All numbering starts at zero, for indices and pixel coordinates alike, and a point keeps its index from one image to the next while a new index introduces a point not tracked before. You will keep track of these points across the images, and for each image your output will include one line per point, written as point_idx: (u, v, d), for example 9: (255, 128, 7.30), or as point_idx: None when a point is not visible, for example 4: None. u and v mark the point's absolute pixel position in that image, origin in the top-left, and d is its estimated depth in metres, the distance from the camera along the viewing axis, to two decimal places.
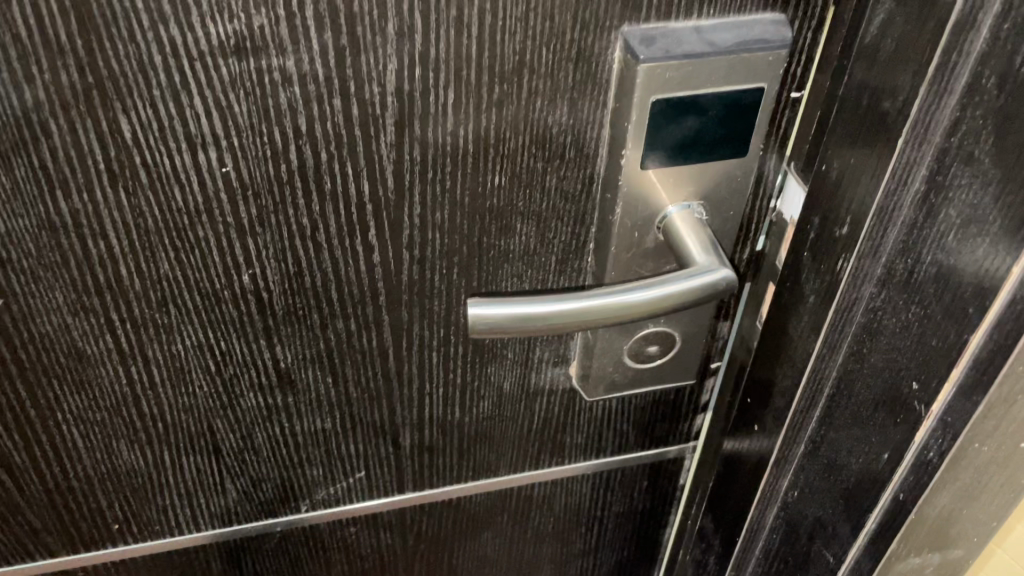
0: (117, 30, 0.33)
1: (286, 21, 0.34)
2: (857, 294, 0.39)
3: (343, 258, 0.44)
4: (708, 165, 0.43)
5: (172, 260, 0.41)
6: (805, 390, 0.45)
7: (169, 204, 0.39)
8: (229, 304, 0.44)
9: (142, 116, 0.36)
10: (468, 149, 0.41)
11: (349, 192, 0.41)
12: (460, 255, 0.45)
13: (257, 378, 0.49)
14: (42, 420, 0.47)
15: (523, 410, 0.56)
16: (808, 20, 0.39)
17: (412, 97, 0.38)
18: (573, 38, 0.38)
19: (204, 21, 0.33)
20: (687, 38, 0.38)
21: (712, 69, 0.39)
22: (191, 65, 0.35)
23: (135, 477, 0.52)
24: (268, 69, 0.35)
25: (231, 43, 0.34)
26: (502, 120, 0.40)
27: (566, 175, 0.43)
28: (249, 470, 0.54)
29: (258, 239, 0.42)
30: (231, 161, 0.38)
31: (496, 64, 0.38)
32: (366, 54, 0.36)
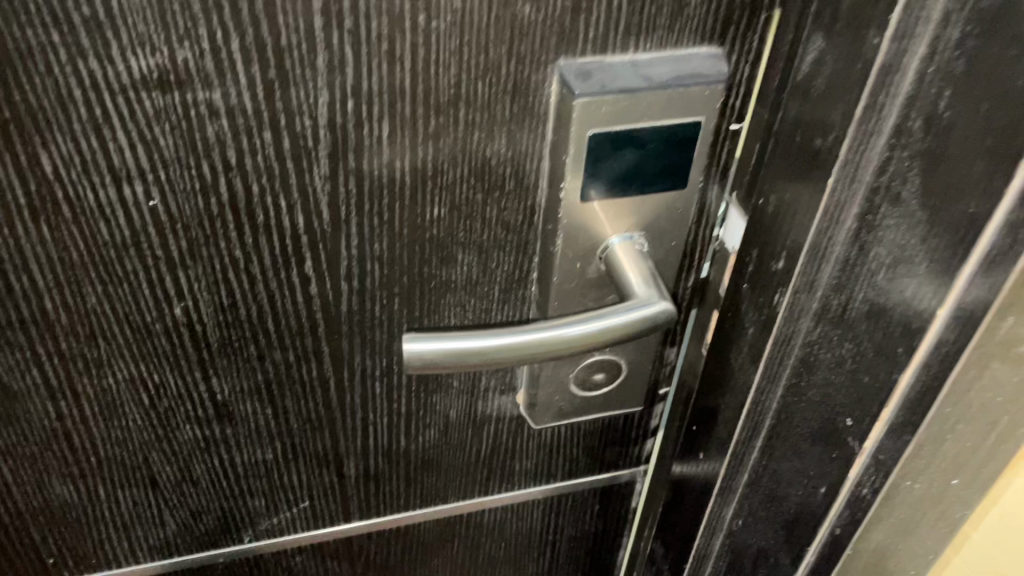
0: (33, 63, 0.32)
1: (211, 55, 0.33)
2: (792, 329, 0.39)
3: (278, 290, 0.43)
4: (648, 196, 0.43)
5: (100, 294, 0.40)
6: (746, 422, 0.45)
7: (94, 238, 0.38)
8: (161, 337, 0.43)
9: (62, 150, 0.35)
10: (405, 181, 0.40)
11: (283, 223, 0.40)
12: (400, 286, 0.45)
13: (193, 411, 0.47)
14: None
15: (471, 438, 0.56)
16: (745, 54, 0.39)
17: (345, 129, 0.37)
18: (509, 71, 0.37)
19: (125, 54, 0.33)
20: (623, 73, 0.38)
21: (649, 103, 0.39)
22: (113, 98, 0.34)
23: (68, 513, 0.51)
24: (194, 102, 0.35)
25: (154, 75, 0.33)
26: (439, 152, 0.39)
27: (506, 206, 0.42)
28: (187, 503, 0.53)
29: (189, 271, 0.41)
30: (158, 194, 0.37)
31: (431, 97, 0.37)
32: (296, 87, 0.35)
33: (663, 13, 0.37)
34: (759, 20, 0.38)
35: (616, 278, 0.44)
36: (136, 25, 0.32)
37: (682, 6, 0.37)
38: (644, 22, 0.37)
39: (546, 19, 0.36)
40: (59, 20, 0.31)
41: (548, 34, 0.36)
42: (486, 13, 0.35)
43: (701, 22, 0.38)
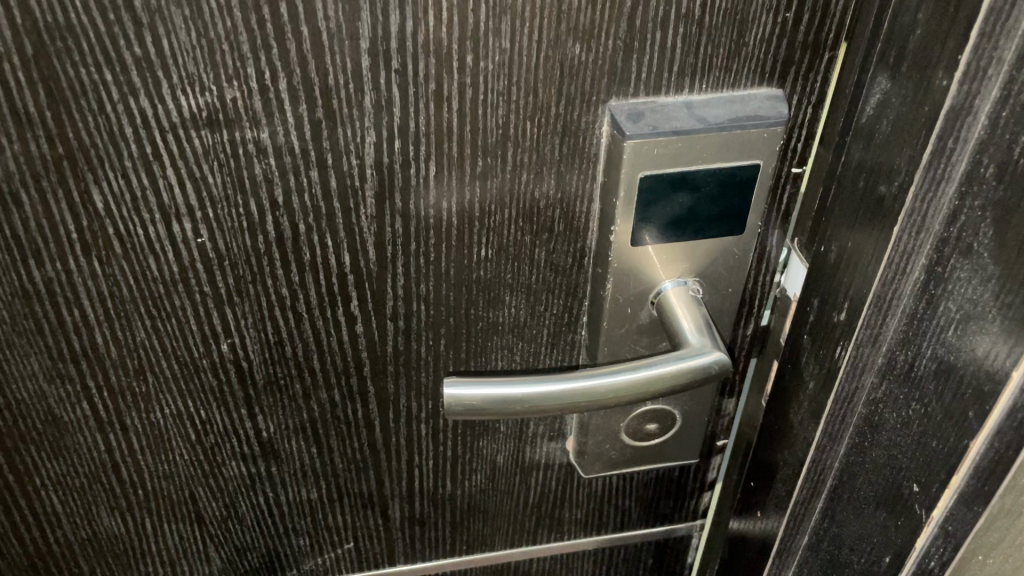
0: (87, 102, 0.32)
1: (259, 94, 0.33)
2: (856, 384, 0.37)
3: (325, 329, 0.43)
4: (703, 240, 0.41)
5: (149, 329, 0.40)
6: (804, 484, 0.42)
7: (144, 273, 0.38)
8: (209, 373, 0.43)
9: (113, 187, 0.35)
10: (452, 222, 0.39)
11: (330, 262, 0.40)
12: (447, 326, 0.44)
13: (239, 448, 0.47)
14: (19, 486, 0.46)
15: (519, 484, 0.54)
16: (807, 95, 0.38)
17: (392, 168, 0.37)
18: (558, 112, 0.36)
19: (175, 93, 0.33)
20: (677, 114, 0.37)
21: (704, 145, 0.37)
22: (163, 136, 0.34)
23: (116, 543, 0.51)
24: (242, 140, 0.35)
25: (203, 115, 0.34)
26: (487, 192, 0.39)
27: (555, 248, 0.41)
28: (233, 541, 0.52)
29: (236, 308, 0.41)
30: (206, 231, 0.37)
31: (479, 137, 0.37)
32: (344, 127, 0.35)
33: (720, 53, 0.36)
34: (822, 59, 0.37)
35: (668, 323, 0.43)
36: (186, 65, 0.32)
37: (740, 46, 0.36)
38: (700, 62, 0.36)
39: (597, 59, 0.35)
40: (112, 59, 0.32)
41: (599, 74, 0.36)
42: (536, 53, 0.34)
43: (760, 63, 0.36)
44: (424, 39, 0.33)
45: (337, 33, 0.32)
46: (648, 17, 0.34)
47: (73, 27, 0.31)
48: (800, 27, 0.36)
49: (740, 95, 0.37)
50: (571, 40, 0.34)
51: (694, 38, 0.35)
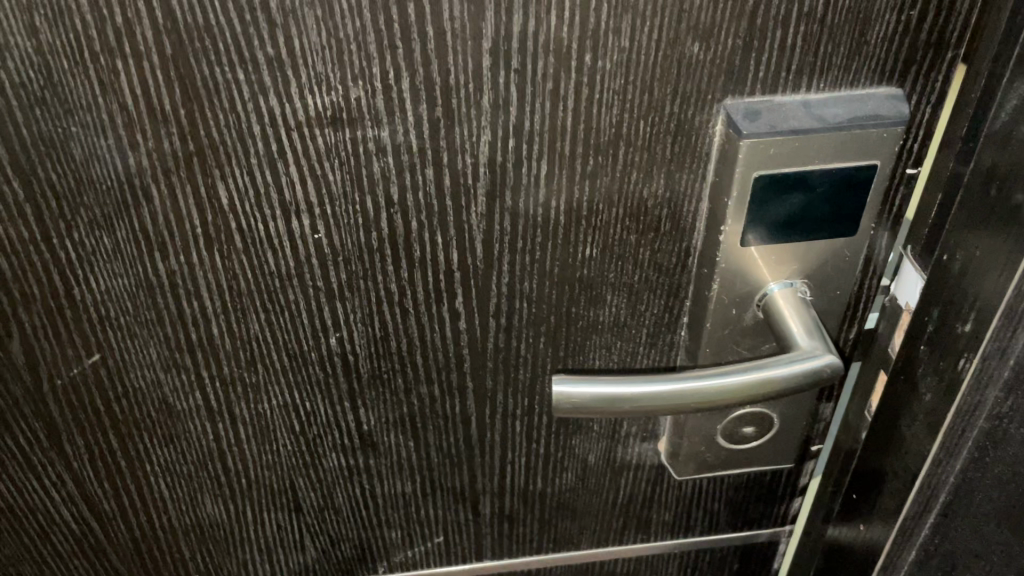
0: (219, 101, 0.33)
1: (382, 94, 0.34)
2: (980, 398, 0.37)
3: (429, 325, 0.43)
4: (814, 242, 0.40)
5: (263, 321, 0.42)
6: (915, 499, 0.42)
7: (261, 267, 0.39)
8: (316, 365, 0.44)
9: (239, 183, 0.36)
10: (560, 220, 0.40)
11: (438, 259, 0.41)
12: (547, 324, 0.44)
13: (340, 440, 0.48)
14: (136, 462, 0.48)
15: (609, 483, 0.54)
16: (927, 95, 0.37)
17: (504, 168, 0.37)
18: (673, 111, 0.36)
19: (303, 92, 0.34)
20: (795, 113, 0.36)
21: (823, 145, 0.37)
22: (288, 133, 0.35)
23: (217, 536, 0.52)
24: (363, 139, 0.35)
25: (327, 113, 0.34)
26: (596, 192, 0.39)
27: (660, 248, 0.41)
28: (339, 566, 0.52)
29: (346, 303, 0.42)
30: (323, 227, 0.38)
31: (592, 136, 0.37)
32: (461, 126, 0.36)
33: (840, 51, 0.35)
34: (945, 58, 0.36)
35: (775, 326, 0.42)
36: (314, 65, 0.33)
37: (861, 45, 0.35)
38: (820, 61, 0.36)
39: (715, 58, 0.35)
40: (245, 59, 0.32)
41: (715, 74, 0.35)
42: (654, 52, 0.34)
43: (880, 62, 0.36)
44: (545, 40, 0.33)
45: (461, 33, 0.33)
46: (768, 16, 0.34)
47: (211, 28, 0.32)
48: (925, 26, 0.35)
49: (860, 96, 0.37)
50: (691, 39, 0.34)
51: (815, 37, 0.35)
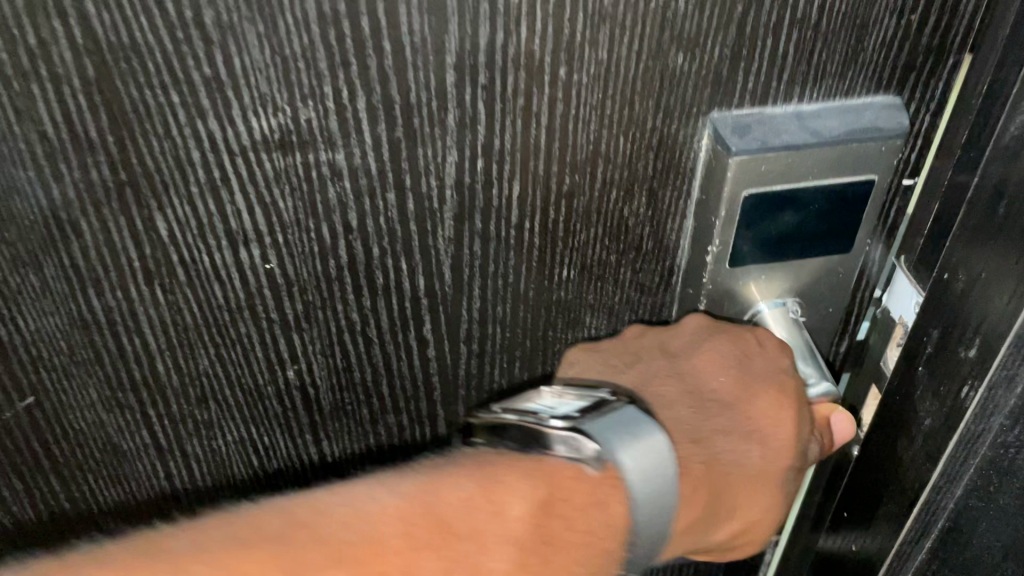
0: (152, 126, 0.30)
1: (335, 114, 0.31)
2: (983, 428, 0.34)
3: (395, 353, 0.40)
4: (807, 260, 0.38)
5: (213, 357, 0.38)
6: (911, 526, 0.39)
7: (209, 301, 0.36)
8: (273, 399, 0.41)
9: (179, 213, 0.33)
10: (535, 241, 0.37)
11: (403, 286, 0.37)
12: (522, 347, 0.41)
13: (302, 474, 0.45)
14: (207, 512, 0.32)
15: None
16: (925, 103, 0.35)
17: (473, 189, 0.34)
18: (655, 126, 0.33)
19: (247, 114, 0.30)
20: (787, 127, 0.33)
21: (817, 160, 0.34)
22: (231, 159, 0.31)
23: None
24: (315, 163, 0.32)
25: (275, 137, 0.31)
26: (573, 212, 0.36)
27: (642, 268, 0.39)
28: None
29: (304, 334, 0.38)
30: (275, 256, 0.35)
31: (568, 154, 0.34)
32: (424, 146, 0.32)
33: (835, 59, 0.33)
34: (945, 64, 0.33)
35: None
36: (258, 84, 0.29)
37: (857, 52, 0.33)
38: (812, 70, 0.33)
39: (701, 69, 0.32)
40: (179, 80, 0.29)
41: (700, 86, 0.32)
42: (635, 64, 0.31)
43: (877, 69, 0.33)
44: (515, 53, 0.30)
45: (421, 47, 0.30)
46: (759, 23, 0.31)
47: (138, 47, 0.28)
48: (925, 31, 0.32)
49: (854, 107, 0.34)
50: (675, 49, 0.31)
51: (808, 45, 0.32)
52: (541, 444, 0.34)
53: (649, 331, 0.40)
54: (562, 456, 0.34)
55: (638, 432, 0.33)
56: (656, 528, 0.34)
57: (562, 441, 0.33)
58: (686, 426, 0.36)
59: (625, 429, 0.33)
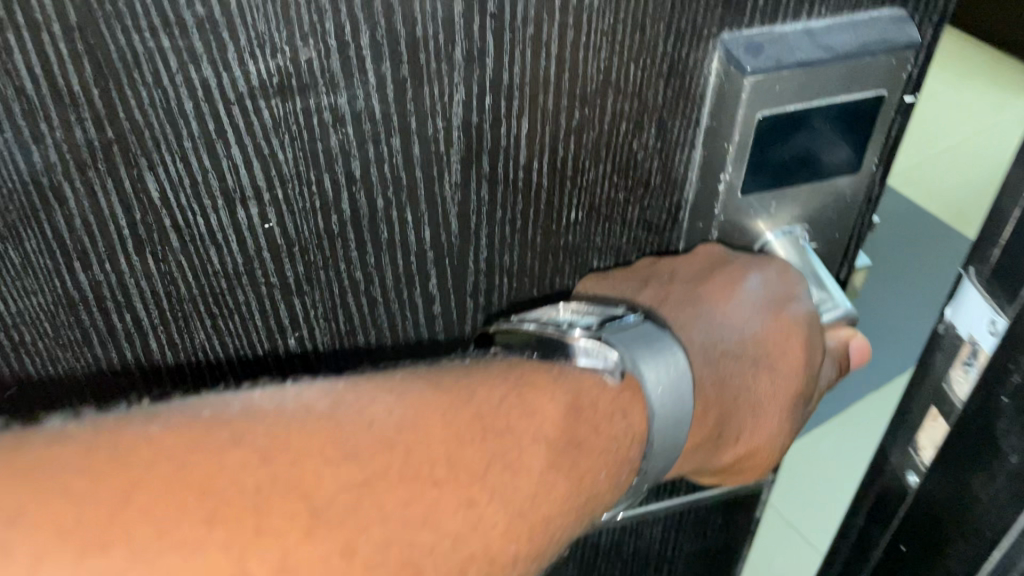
0: (141, 76, 0.27)
1: (338, 53, 0.29)
2: None
3: (399, 313, 0.39)
4: (817, 184, 0.37)
5: (209, 330, 0.36)
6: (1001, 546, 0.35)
7: (204, 268, 0.34)
8: (273, 371, 0.39)
9: (172, 172, 0.30)
10: (543, 182, 0.35)
11: (408, 239, 0.36)
12: (530, 298, 0.40)
13: None
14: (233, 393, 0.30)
15: None
16: (930, 14, 0.34)
17: (481, 129, 0.33)
18: (666, 50, 0.32)
19: (243, 58, 0.28)
20: (799, 43, 0.33)
21: (830, 77, 0.33)
22: (227, 109, 0.29)
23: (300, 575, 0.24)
24: (317, 108, 0.30)
25: (274, 82, 0.29)
26: (582, 148, 0.35)
27: (650, 205, 0.38)
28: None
29: (305, 298, 0.36)
30: (275, 214, 0.33)
31: (578, 86, 0.32)
32: (430, 85, 0.31)
33: None
34: None
35: None
36: (255, 23, 0.27)
37: None
38: None
39: None
40: (169, 22, 0.26)
41: (712, 6, 0.31)
42: None
43: None
44: None
45: None
46: None
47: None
48: None
49: (868, 20, 0.33)
50: None
51: None
52: (566, 353, 0.34)
53: (660, 261, 0.39)
54: (585, 368, 0.33)
55: (660, 343, 0.34)
56: (675, 438, 0.33)
57: (586, 349, 0.33)
58: (711, 345, 0.36)
59: (647, 337, 0.34)
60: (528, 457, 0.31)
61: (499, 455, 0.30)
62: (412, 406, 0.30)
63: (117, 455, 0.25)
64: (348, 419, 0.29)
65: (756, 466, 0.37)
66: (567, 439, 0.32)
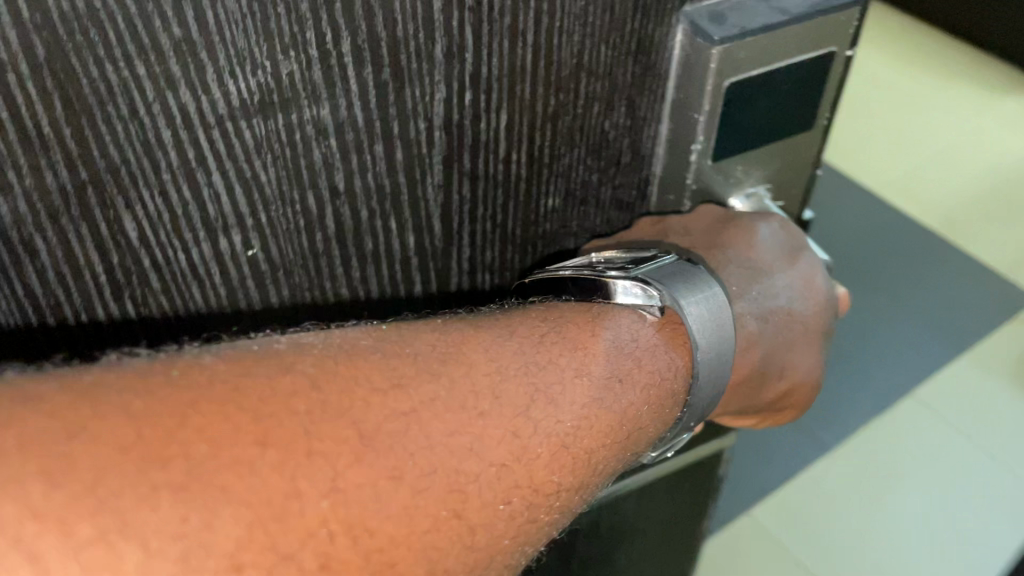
0: (116, 107, 0.25)
1: (320, 63, 0.28)
2: None
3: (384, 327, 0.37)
4: (777, 143, 0.39)
5: None
6: None
7: (186, 308, 0.31)
8: None
9: (150, 209, 0.28)
10: (521, 173, 0.35)
11: (393, 248, 0.35)
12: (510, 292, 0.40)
13: None
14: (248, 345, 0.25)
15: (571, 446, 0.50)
16: None
17: (461, 126, 0.32)
18: (633, 28, 0.33)
19: (223, 77, 0.26)
20: (759, 10, 0.34)
21: (790, 40, 0.34)
22: (208, 133, 0.27)
23: (351, 498, 0.22)
24: (299, 122, 0.29)
25: (255, 99, 0.27)
26: (557, 134, 0.35)
27: (621, 182, 0.38)
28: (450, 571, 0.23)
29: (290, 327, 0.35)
30: (258, 240, 0.31)
31: (552, 72, 0.32)
32: (412, 85, 0.30)
33: None
34: None
35: None
36: (235, 39, 0.26)
37: None
38: None
39: None
40: (145, 46, 0.25)
41: None
42: None
43: None
44: None
45: None
46: None
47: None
48: None
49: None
50: None
51: None
52: (603, 294, 0.33)
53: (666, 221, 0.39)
54: (630, 303, 0.33)
55: (696, 279, 0.33)
56: (721, 362, 0.33)
57: (624, 286, 0.33)
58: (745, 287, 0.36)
59: (681, 272, 0.34)
60: (575, 390, 0.29)
61: (539, 388, 0.28)
62: (456, 341, 0.28)
63: (192, 389, 0.22)
64: (416, 365, 0.26)
65: (792, 403, 0.38)
66: (608, 374, 0.30)
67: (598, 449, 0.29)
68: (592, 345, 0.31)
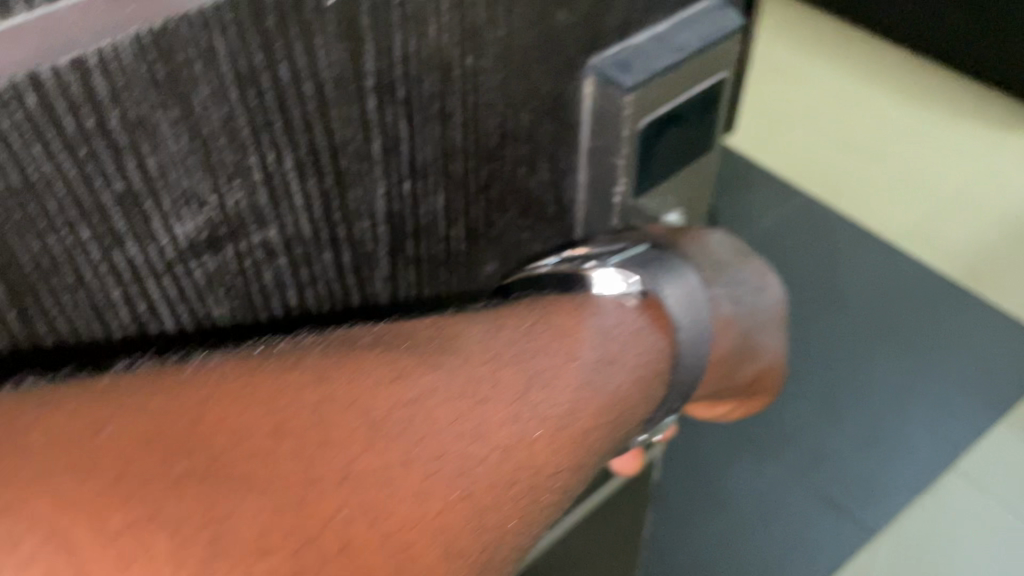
0: (49, 290, 0.21)
1: (269, 184, 0.24)
2: None
3: None
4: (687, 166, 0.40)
5: None
6: None
7: None
8: None
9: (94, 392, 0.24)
10: (458, 248, 0.33)
11: None
12: None
13: None
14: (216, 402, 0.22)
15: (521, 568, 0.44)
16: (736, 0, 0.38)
17: (403, 214, 0.29)
18: (550, 86, 0.31)
19: (167, 222, 0.23)
20: (656, 50, 0.34)
21: (686, 74, 0.35)
22: (154, 287, 0.23)
23: (375, 498, 0.22)
24: (248, 250, 0.25)
25: (197, 239, 0.24)
26: (488, 205, 0.33)
27: (546, 240, 0.37)
28: (465, 549, 0.23)
29: None
30: None
31: (483, 143, 0.31)
32: (355, 187, 0.27)
33: None
34: None
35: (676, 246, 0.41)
36: (176, 180, 0.22)
37: None
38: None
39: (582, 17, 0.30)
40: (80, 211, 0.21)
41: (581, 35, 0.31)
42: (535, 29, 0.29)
43: None
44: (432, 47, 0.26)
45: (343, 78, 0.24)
46: None
47: (77, 99, 0.19)
48: None
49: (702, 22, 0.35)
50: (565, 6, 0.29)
51: None
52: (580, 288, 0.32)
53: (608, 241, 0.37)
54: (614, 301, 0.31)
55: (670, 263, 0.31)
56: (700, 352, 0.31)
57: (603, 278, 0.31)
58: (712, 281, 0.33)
59: (656, 253, 0.32)
60: (565, 373, 0.28)
61: (533, 373, 0.28)
62: (444, 328, 0.29)
63: (177, 467, 0.19)
64: (412, 405, 0.25)
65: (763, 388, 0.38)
66: (596, 356, 0.30)
67: (594, 429, 0.28)
68: (558, 325, 0.30)
